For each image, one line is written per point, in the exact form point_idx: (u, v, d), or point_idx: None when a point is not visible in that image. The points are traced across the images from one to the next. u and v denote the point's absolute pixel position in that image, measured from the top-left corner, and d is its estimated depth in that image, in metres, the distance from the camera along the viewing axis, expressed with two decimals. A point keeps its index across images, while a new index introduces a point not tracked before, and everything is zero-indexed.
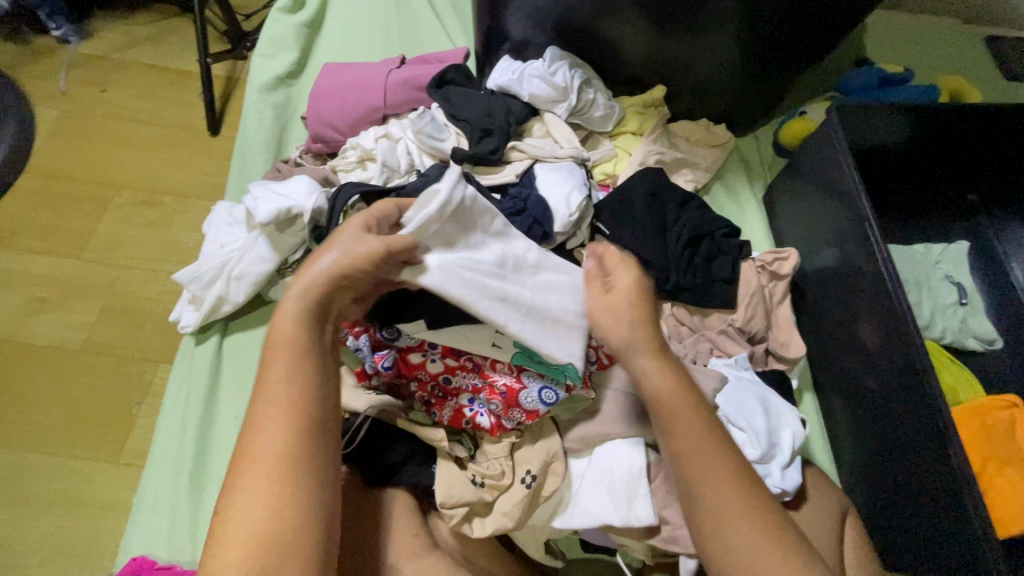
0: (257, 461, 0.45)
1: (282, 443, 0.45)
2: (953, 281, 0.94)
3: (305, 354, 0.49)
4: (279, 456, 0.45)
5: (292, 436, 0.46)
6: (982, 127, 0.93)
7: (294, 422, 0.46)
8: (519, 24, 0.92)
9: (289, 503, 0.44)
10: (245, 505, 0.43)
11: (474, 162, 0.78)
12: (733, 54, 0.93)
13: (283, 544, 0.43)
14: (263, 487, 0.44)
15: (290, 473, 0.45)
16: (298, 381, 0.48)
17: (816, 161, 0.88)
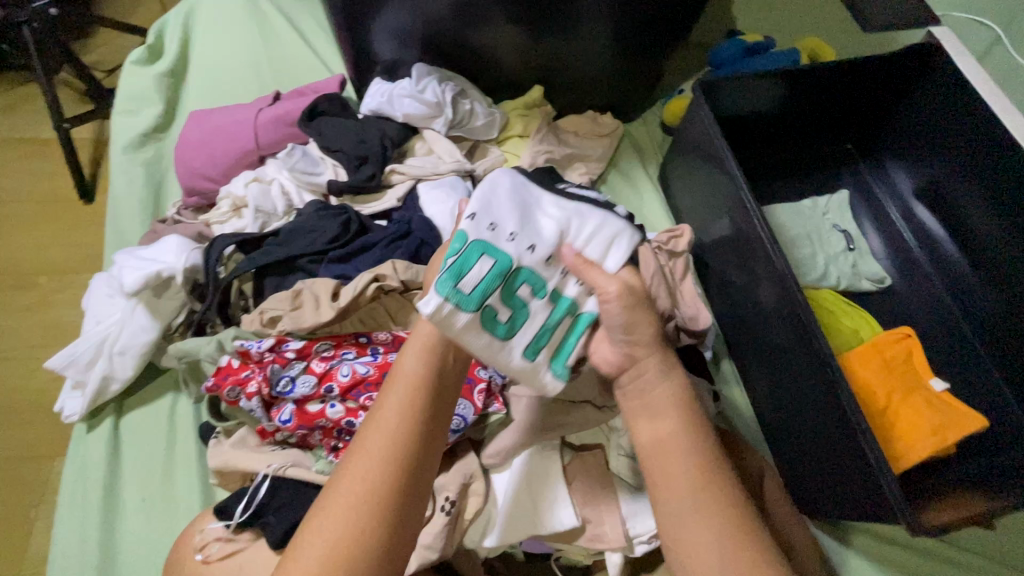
0: (348, 488, 0.44)
1: (375, 488, 0.44)
2: (840, 229, 0.99)
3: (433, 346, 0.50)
4: (369, 495, 0.44)
5: (383, 479, 0.44)
6: (842, 81, 0.98)
7: (390, 466, 0.45)
8: (386, 45, 0.91)
9: (368, 546, 0.43)
10: (322, 525, 0.43)
11: (354, 193, 0.76)
12: (602, 43, 0.95)
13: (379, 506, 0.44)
14: (344, 519, 0.43)
15: (374, 513, 0.43)
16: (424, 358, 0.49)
17: (695, 138, 0.92)
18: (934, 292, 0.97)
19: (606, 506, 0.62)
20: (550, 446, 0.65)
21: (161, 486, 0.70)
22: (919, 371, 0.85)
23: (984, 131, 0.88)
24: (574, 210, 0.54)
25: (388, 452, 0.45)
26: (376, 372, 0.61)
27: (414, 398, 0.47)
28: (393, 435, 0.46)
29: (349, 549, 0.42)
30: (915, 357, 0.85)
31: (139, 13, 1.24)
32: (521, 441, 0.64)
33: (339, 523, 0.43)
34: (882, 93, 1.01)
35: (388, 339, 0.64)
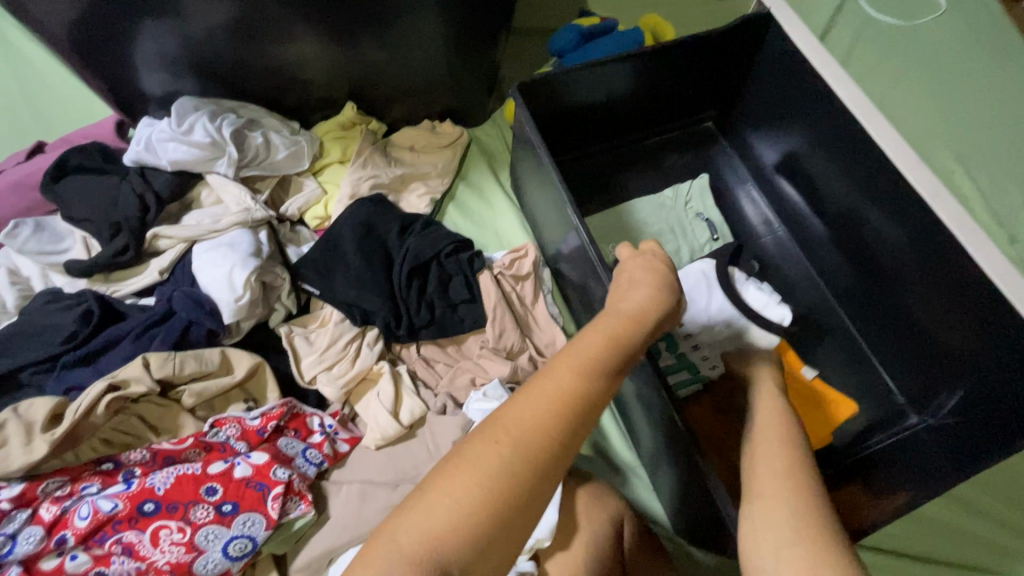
0: (516, 427, 0.39)
1: (539, 438, 0.39)
2: (705, 219, 0.93)
3: (631, 329, 0.46)
4: (537, 436, 0.39)
5: (514, 461, 0.38)
6: (687, 61, 0.92)
7: (561, 413, 0.40)
8: (156, 76, 0.77)
9: (527, 487, 0.38)
10: (474, 468, 0.37)
11: (107, 271, 0.63)
12: (419, 47, 0.83)
13: (500, 501, 0.37)
14: (459, 496, 0.36)
15: (533, 458, 0.38)
16: (606, 346, 0.45)
17: (529, 147, 0.83)
18: (803, 272, 0.95)
19: None
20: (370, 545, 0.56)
21: None
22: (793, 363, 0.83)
23: (822, 103, 0.84)
24: None
25: (567, 381, 0.42)
26: (127, 505, 0.49)
27: (613, 338, 0.45)
28: (537, 419, 0.40)
29: (505, 486, 0.37)
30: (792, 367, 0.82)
31: None
32: (334, 544, 0.56)
33: (497, 462, 0.37)
34: (730, 69, 0.96)
35: (144, 457, 0.53)
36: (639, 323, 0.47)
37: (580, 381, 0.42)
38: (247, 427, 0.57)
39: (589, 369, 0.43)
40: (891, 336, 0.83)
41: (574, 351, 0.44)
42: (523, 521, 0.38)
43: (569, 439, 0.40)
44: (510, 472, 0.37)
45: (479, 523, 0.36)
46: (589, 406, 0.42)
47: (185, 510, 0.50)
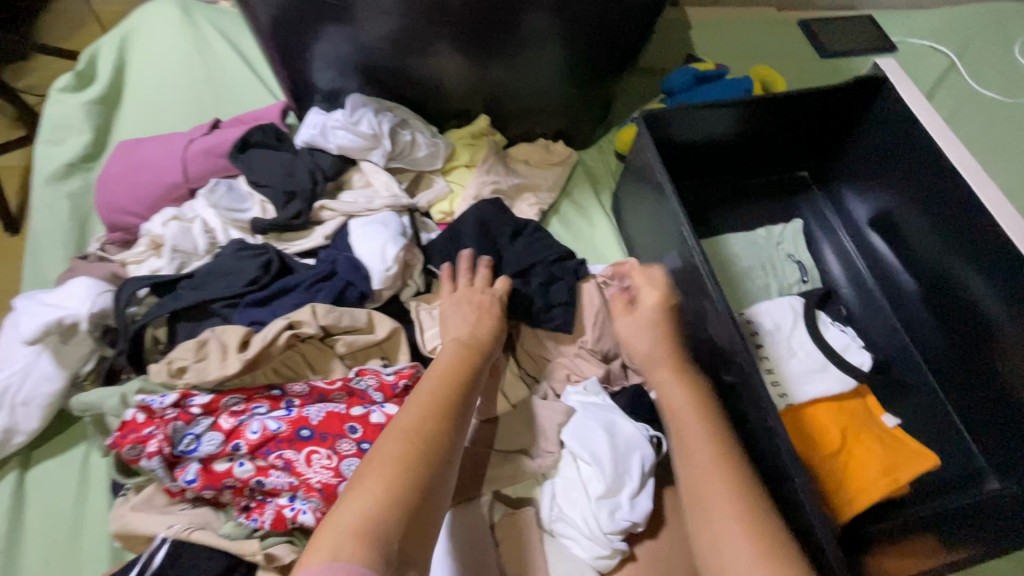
0: (404, 436, 0.51)
1: (427, 439, 0.52)
2: (795, 259, 0.98)
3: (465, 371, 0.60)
4: (418, 439, 0.51)
5: (415, 456, 0.50)
6: (797, 110, 0.97)
7: (437, 419, 0.54)
8: (327, 74, 0.89)
9: (430, 477, 0.50)
10: (382, 460, 0.49)
11: (281, 231, 0.73)
12: (552, 72, 0.93)
13: (408, 486, 0.48)
14: (379, 485, 0.47)
15: (426, 454, 0.51)
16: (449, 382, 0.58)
17: (643, 167, 0.89)
18: (889, 326, 0.96)
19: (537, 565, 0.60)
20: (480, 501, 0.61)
21: (67, 544, 0.66)
22: (871, 408, 0.83)
23: (929, 162, 0.88)
24: (822, 368, 0.84)
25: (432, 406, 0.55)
26: (288, 428, 0.58)
27: (453, 373, 0.59)
28: (419, 429, 0.52)
29: (411, 478, 0.48)
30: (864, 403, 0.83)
31: (78, 35, 1.19)
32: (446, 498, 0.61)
33: (399, 461, 0.49)
34: (836, 123, 1.01)
35: (304, 392, 0.62)
36: (465, 365, 0.61)
37: (442, 405, 0.55)
38: (383, 380, 0.64)
39: (446, 394, 0.57)
40: (979, 398, 0.84)
41: (425, 388, 0.57)
42: (428, 502, 0.49)
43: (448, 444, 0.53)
44: (408, 467, 0.49)
45: (406, 500, 0.47)
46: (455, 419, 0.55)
47: (333, 441, 0.58)
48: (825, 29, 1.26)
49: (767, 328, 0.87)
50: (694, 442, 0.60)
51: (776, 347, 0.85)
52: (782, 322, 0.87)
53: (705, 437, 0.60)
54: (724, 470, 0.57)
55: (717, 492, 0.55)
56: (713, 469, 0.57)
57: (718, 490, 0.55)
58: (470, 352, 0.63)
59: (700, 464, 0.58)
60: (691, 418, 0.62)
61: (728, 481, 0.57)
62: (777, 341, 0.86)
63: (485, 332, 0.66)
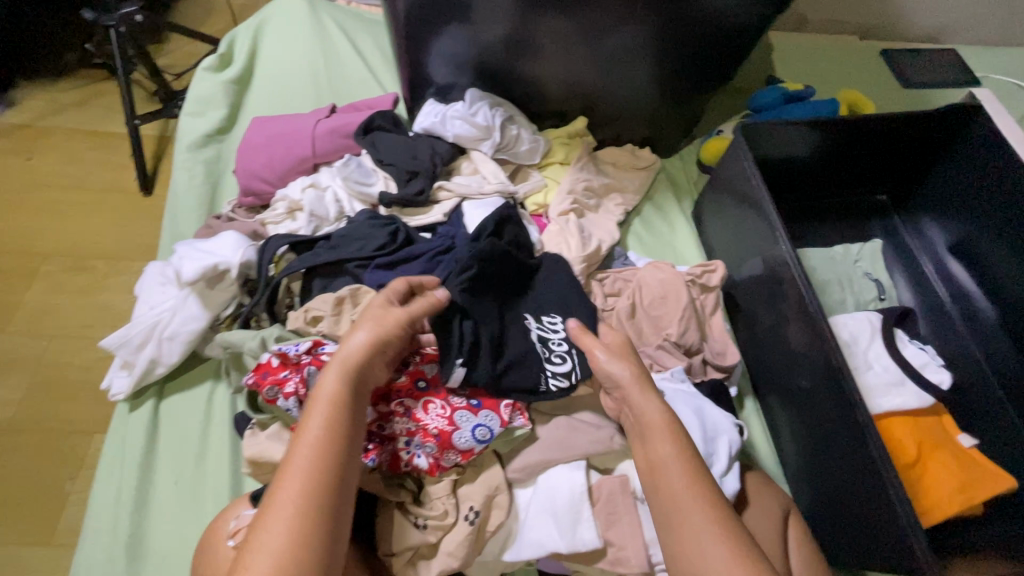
0: (277, 517, 0.46)
1: (300, 518, 0.46)
2: (872, 278, 1.00)
3: (348, 393, 0.54)
4: (310, 494, 0.47)
5: (305, 513, 0.47)
6: (888, 134, 0.99)
7: (313, 487, 0.48)
8: (441, 69, 0.96)
9: (327, 530, 0.47)
10: (275, 525, 0.46)
11: (402, 205, 0.81)
12: (649, 83, 0.98)
13: (304, 547, 0.45)
14: (280, 550, 0.45)
15: (304, 536, 0.46)
16: (334, 412, 0.52)
17: (729, 173, 0.92)
18: (964, 351, 0.97)
19: (633, 531, 0.62)
20: (577, 465, 0.66)
21: (192, 470, 0.73)
22: (947, 427, 0.85)
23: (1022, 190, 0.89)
24: (897, 381, 0.86)
25: (323, 449, 0.50)
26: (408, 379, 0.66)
27: (332, 411, 0.52)
28: (311, 482, 0.48)
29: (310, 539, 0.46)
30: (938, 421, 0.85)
31: (211, 22, 1.31)
32: (548, 458, 0.66)
33: (289, 524, 0.46)
34: (922, 149, 1.03)
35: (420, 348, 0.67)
36: (347, 388, 0.54)
37: (333, 446, 0.50)
38: None
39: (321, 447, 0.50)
40: None
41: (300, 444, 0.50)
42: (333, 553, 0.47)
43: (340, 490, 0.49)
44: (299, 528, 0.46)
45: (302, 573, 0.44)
46: (343, 460, 0.51)
47: (447, 394, 0.66)
48: (910, 60, 1.27)
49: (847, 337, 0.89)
50: (660, 454, 0.57)
51: (853, 357, 0.87)
52: (861, 332, 0.89)
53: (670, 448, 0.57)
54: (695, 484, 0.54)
55: (692, 512, 0.53)
56: (682, 488, 0.54)
57: (692, 509, 0.53)
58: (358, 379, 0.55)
59: (670, 483, 0.55)
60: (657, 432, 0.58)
61: (697, 489, 0.54)
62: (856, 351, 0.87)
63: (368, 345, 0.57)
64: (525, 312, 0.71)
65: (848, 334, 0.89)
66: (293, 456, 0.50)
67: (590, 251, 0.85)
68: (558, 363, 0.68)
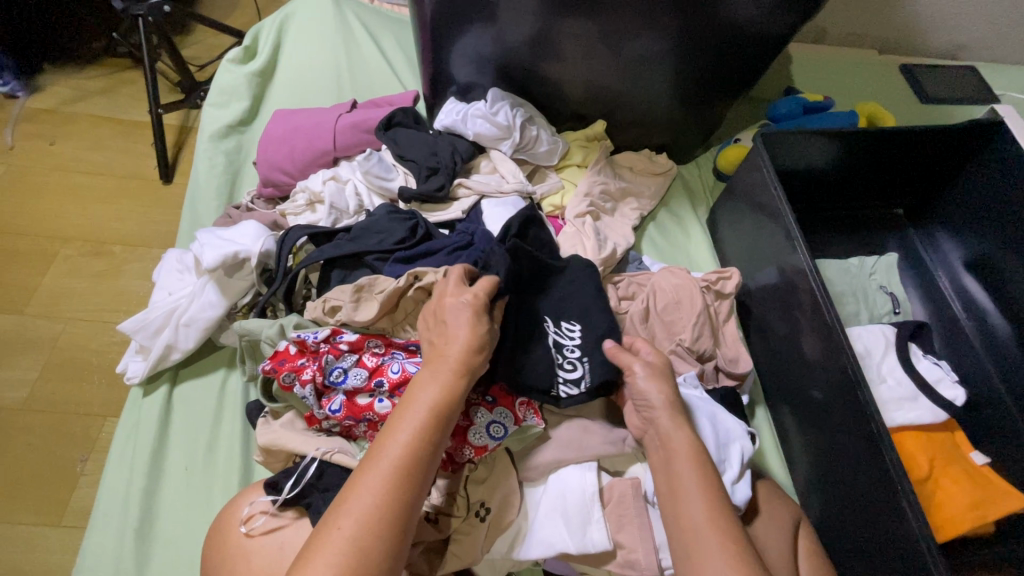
0: (348, 532, 0.47)
1: (371, 531, 0.47)
2: (887, 291, 0.99)
3: (445, 407, 0.54)
4: (388, 498, 0.49)
5: (382, 516, 0.48)
6: (907, 148, 0.99)
7: (394, 498, 0.49)
8: (464, 68, 0.97)
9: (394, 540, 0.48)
10: (350, 520, 0.47)
11: (421, 201, 0.81)
12: (669, 89, 0.98)
13: (373, 549, 0.47)
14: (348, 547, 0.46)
15: (374, 549, 0.47)
16: (428, 420, 0.53)
17: (748, 181, 0.92)
18: (978, 367, 0.97)
19: (643, 533, 0.61)
20: (588, 465, 0.65)
21: (203, 457, 0.74)
22: (959, 444, 0.84)
23: None
24: (911, 395, 0.85)
25: (405, 456, 0.51)
26: None
27: (422, 428, 0.53)
28: (394, 488, 0.50)
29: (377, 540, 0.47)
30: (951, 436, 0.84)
31: (235, 15, 1.33)
32: (560, 457, 0.65)
33: (366, 523, 0.48)
34: (941, 164, 1.02)
35: None
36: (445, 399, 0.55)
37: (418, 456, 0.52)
38: None
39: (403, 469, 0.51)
40: None
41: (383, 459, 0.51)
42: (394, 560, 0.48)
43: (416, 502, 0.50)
44: (373, 530, 0.48)
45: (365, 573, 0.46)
46: (425, 471, 0.52)
47: (463, 390, 0.66)
48: (929, 75, 1.27)
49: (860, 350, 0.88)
50: (683, 486, 0.56)
51: (867, 370, 0.87)
52: (875, 345, 0.89)
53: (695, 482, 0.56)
54: (712, 510, 0.55)
55: (713, 546, 0.52)
56: (704, 523, 0.54)
57: (712, 541, 0.53)
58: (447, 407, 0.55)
59: (692, 513, 0.55)
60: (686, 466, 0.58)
61: (713, 517, 0.54)
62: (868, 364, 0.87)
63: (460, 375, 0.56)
64: (545, 316, 0.70)
65: (862, 346, 0.89)
66: (381, 454, 0.51)
67: (606, 253, 0.86)
68: (569, 369, 0.68)
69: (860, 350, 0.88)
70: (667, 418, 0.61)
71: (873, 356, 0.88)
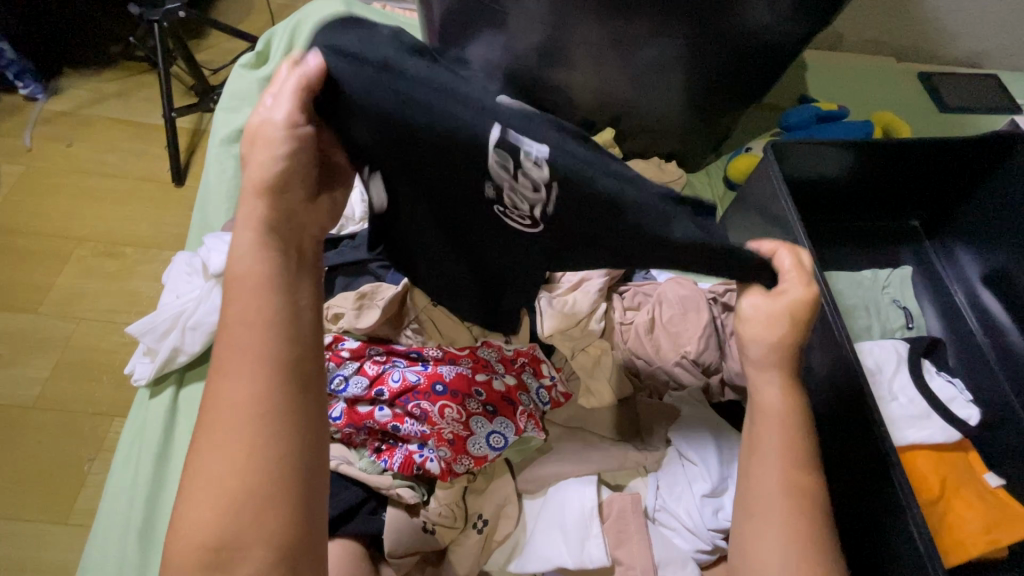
0: (219, 414, 0.44)
1: (254, 390, 0.44)
2: (900, 305, 0.97)
3: (273, 249, 0.49)
4: (251, 362, 0.45)
5: (255, 377, 0.44)
6: (925, 157, 0.96)
7: (258, 351, 0.45)
8: (473, 75, 0.97)
9: (276, 392, 0.44)
10: (222, 407, 0.44)
11: None
12: (680, 97, 0.97)
13: (260, 411, 0.44)
14: (236, 427, 0.43)
15: (261, 406, 0.44)
16: (262, 267, 0.48)
17: (757, 191, 0.90)
18: (995, 386, 0.94)
19: (642, 550, 0.61)
20: (589, 479, 0.65)
21: None
22: (973, 465, 0.82)
23: None
24: (924, 415, 0.83)
25: (255, 314, 0.46)
26: (425, 381, 0.65)
27: (255, 283, 0.47)
28: (255, 344, 0.45)
29: (258, 399, 0.44)
30: (964, 456, 0.82)
31: (250, 20, 1.35)
32: (561, 471, 0.66)
33: (238, 395, 0.44)
34: (958, 174, 1.00)
35: (439, 353, 0.68)
36: (270, 243, 0.49)
37: (263, 305, 0.46)
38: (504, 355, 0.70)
39: (251, 327, 0.46)
40: None
41: (226, 339, 0.46)
42: (296, 402, 0.45)
43: (289, 346, 0.46)
44: (249, 397, 0.44)
45: (263, 432, 0.43)
46: (280, 314, 0.47)
47: (462, 399, 0.64)
48: (947, 83, 1.25)
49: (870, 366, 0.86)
50: None
51: (878, 387, 0.85)
52: (889, 358, 0.87)
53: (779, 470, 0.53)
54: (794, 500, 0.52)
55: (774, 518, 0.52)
56: (779, 497, 0.52)
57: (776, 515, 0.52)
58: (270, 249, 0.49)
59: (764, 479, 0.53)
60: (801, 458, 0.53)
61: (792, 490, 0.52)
62: (878, 380, 0.85)
63: (273, 204, 0.49)
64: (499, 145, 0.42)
65: (875, 363, 0.86)
66: (227, 324, 0.46)
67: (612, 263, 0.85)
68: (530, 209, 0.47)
69: (870, 366, 0.86)
70: (773, 376, 0.56)
71: (885, 371, 0.86)
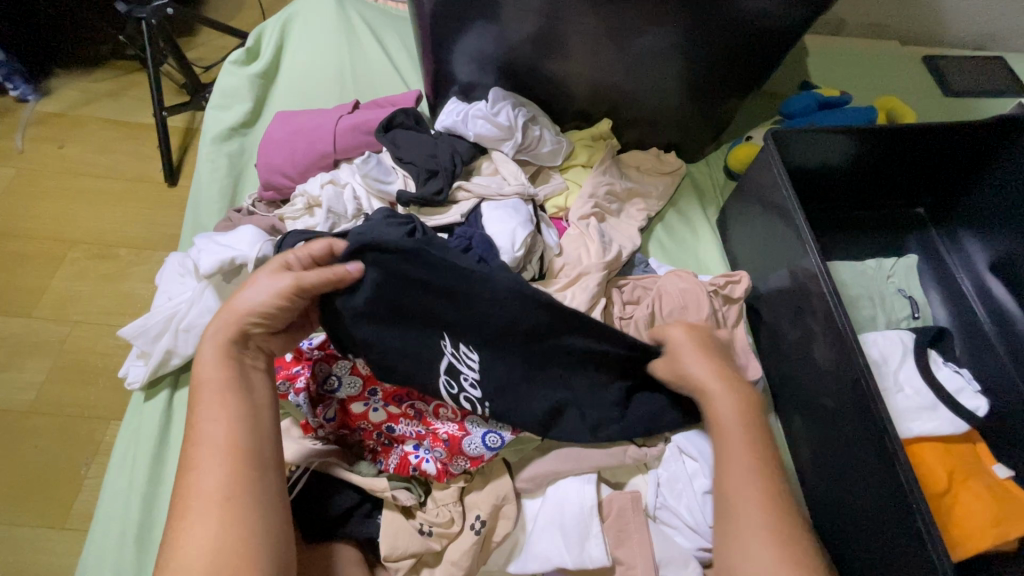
0: (198, 503, 0.48)
1: (227, 477, 0.49)
2: (905, 294, 0.95)
3: (233, 362, 0.56)
4: (224, 451, 0.51)
5: (226, 465, 0.50)
6: (929, 143, 0.94)
7: (231, 444, 0.51)
8: (466, 67, 0.95)
9: (251, 473, 0.50)
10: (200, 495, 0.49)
11: (420, 205, 0.82)
12: (677, 86, 0.95)
13: (235, 495, 0.49)
14: (214, 516, 0.48)
15: (238, 494, 0.49)
16: (228, 374, 0.55)
17: (757, 181, 0.89)
18: (1004, 375, 0.92)
19: (643, 550, 0.60)
20: (588, 478, 0.64)
21: None
22: (980, 456, 0.81)
23: None
24: (930, 406, 0.81)
25: (226, 409, 0.53)
26: None
27: (221, 390, 0.53)
28: (226, 438, 0.51)
29: (238, 481, 0.49)
30: (970, 448, 0.81)
31: (241, 16, 1.33)
32: (559, 469, 0.64)
33: (216, 481, 0.49)
34: (964, 159, 0.97)
35: None
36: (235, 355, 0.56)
37: (230, 404, 0.53)
38: None
39: (224, 422, 0.52)
40: None
41: (196, 439, 0.52)
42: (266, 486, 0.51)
43: (257, 436, 0.53)
44: (224, 482, 0.49)
45: (240, 511, 0.48)
46: (248, 410, 0.53)
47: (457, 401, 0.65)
48: (953, 67, 1.22)
49: (875, 357, 0.84)
50: None
51: (883, 378, 0.83)
52: (893, 349, 0.85)
53: (756, 487, 0.55)
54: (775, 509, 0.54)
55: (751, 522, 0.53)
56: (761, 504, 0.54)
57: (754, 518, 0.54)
58: (233, 355, 0.56)
59: (743, 490, 0.55)
60: (755, 482, 0.55)
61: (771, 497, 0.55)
62: (883, 371, 0.84)
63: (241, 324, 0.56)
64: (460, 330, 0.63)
65: (879, 355, 0.85)
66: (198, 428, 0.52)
67: (611, 257, 0.83)
68: None
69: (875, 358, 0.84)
70: (714, 381, 0.61)
71: (890, 363, 0.84)
